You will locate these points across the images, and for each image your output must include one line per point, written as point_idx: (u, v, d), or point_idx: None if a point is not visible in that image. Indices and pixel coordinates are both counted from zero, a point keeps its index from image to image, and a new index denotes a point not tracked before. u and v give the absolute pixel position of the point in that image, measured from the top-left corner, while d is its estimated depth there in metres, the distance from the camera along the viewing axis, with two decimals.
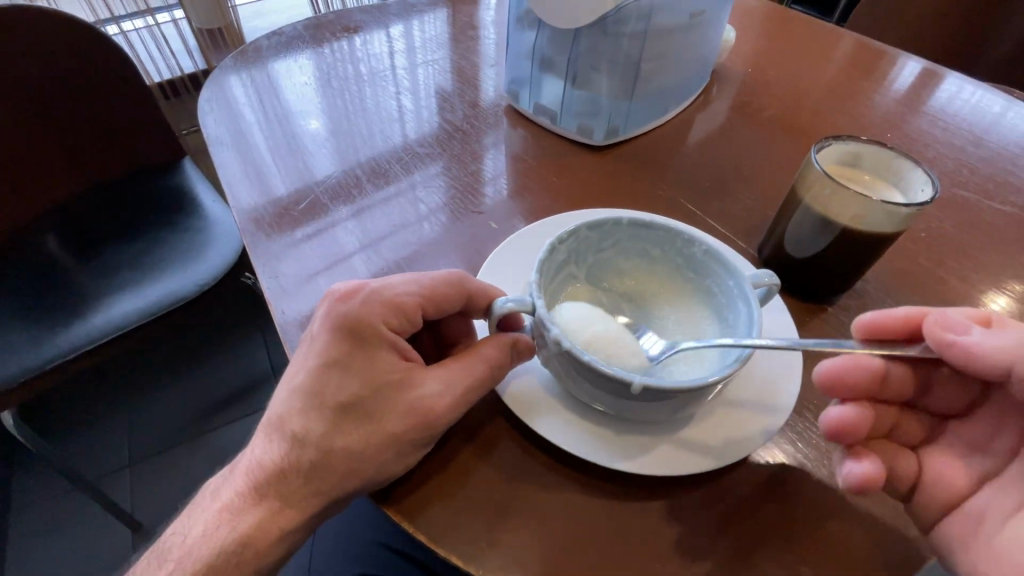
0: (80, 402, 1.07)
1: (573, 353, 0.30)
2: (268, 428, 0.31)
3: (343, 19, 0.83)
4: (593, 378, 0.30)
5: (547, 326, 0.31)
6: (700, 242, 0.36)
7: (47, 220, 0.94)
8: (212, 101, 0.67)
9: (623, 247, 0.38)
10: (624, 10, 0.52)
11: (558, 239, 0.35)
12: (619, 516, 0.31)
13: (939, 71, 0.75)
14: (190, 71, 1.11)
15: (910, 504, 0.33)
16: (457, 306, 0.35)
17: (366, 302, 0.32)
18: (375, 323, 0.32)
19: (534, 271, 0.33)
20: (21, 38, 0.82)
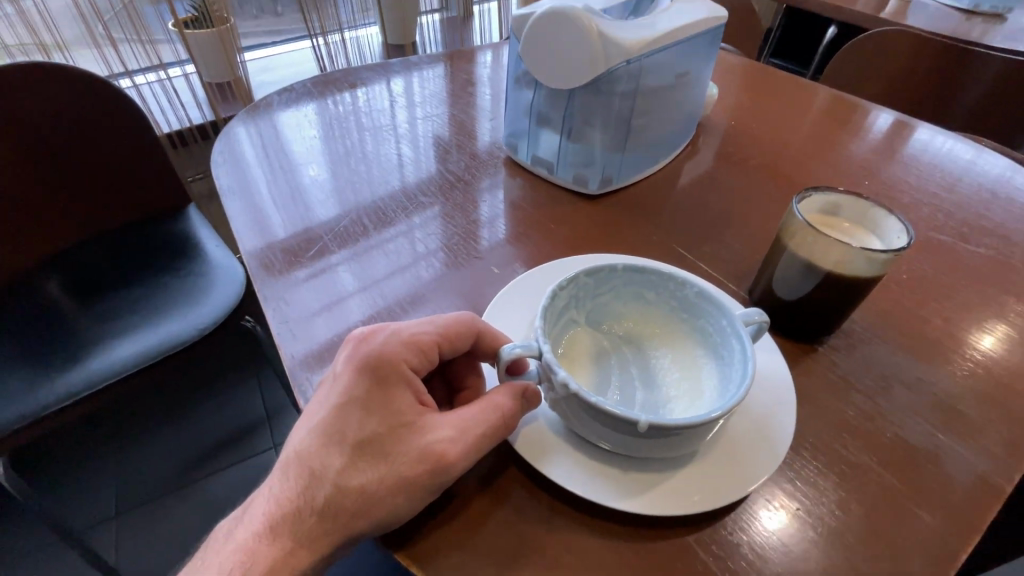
0: (69, 450, 1.05)
1: (581, 394, 0.31)
2: (281, 474, 0.31)
3: (349, 76, 0.88)
4: (600, 418, 0.31)
5: (554, 369, 0.32)
6: (691, 285, 0.38)
7: (53, 266, 0.95)
8: (222, 152, 0.70)
9: (619, 293, 0.40)
10: (613, 73, 0.55)
11: (559, 286, 0.37)
12: (628, 558, 0.32)
13: (909, 124, 0.81)
14: (198, 122, 1.14)
15: (913, 543, 0.33)
16: (468, 347, 0.36)
17: (387, 341, 0.34)
18: (393, 361, 0.33)
19: (538, 319, 0.34)
20: (44, 94, 0.87)
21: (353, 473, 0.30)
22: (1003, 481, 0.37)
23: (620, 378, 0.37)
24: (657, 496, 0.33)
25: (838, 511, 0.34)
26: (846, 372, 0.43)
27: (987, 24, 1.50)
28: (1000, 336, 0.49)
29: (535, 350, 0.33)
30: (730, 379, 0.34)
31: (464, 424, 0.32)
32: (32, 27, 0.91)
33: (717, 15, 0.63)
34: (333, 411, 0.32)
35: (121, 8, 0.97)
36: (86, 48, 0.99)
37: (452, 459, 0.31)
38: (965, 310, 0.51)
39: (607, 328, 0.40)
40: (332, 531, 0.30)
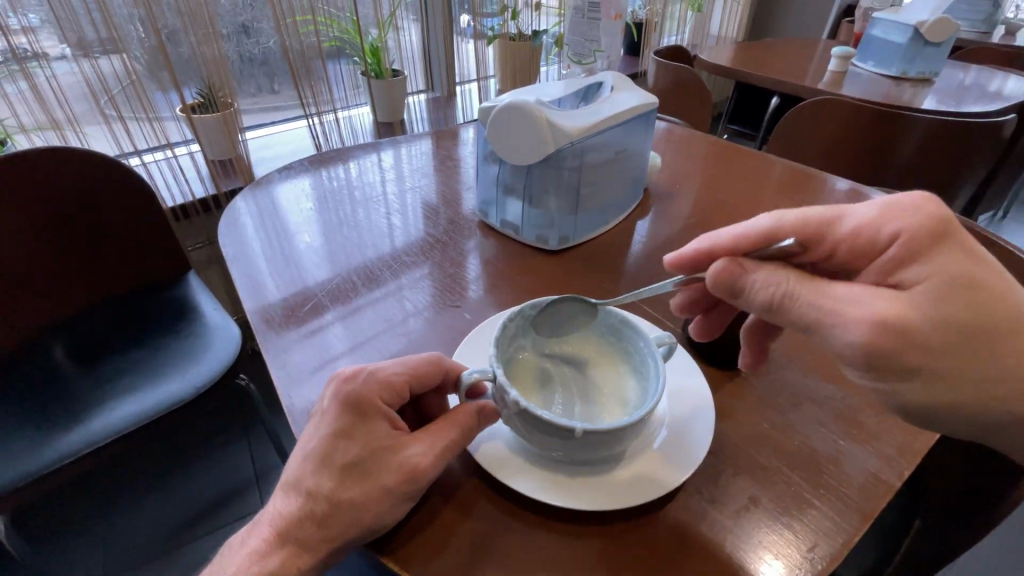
0: (57, 513, 1.06)
1: (527, 408, 0.38)
2: (289, 493, 0.38)
3: (343, 154, 1.00)
4: (543, 428, 0.38)
5: (506, 390, 0.39)
6: (620, 315, 0.47)
7: (60, 331, 1.02)
8: (228, 222, 0.80)
9: (560, 322, 0.48)
10: (561, 153, 0.67)
11: (508, 318, 0.45)
12: (574, 550, 0.38)
13: (864, 191, 0.91)
14: (201, 196, 1.23)
15: (815, 529, 0.40)
16: (436, 382, 0.44)
17: (365, 380, 0.41)
18: (370, 398, 0.40)
19: (491, 349, 0.42)
20: (67, 175, 0.97)
21: (345, 479, 0.37)
22: (893, 478, 0.44)
23: (563, 394, 0.45)
24: (595, 496, 0.40)
25: (750, 504, 0.41)
26: (763, 393, 0.51)
27: (915, 90, 1.70)
28: None
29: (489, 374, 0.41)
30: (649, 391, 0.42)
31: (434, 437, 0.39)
32: (45, 103, 1.03)
33: (648, 101, 0.76)
34: (328, 431, 0.39)
35: (128, 84, 1.08)
36: (94, 125, 1.10)
37: (425, 468, 0.38)
38: None
39: (552, 352, 0.48)
40: (329, 525, 0.37)
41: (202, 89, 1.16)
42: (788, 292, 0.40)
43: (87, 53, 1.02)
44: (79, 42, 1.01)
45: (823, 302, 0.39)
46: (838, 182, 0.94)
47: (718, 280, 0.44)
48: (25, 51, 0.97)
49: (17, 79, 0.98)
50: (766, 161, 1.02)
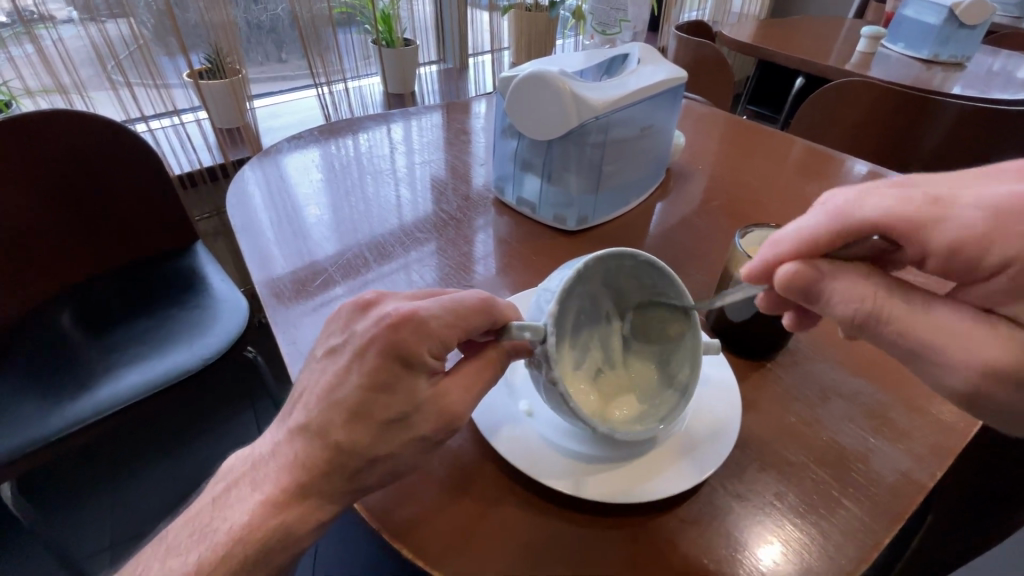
0: (66, 479, 1.07)
1: (562, 393, 0.38)
2: (304, 458, 0.37)
3: (353, 125, 0.97)
4: (564, 411, 0.39)
5: (551, 365, 0.38)
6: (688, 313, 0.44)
7: (66, 298, 1.01)
8: (238, 191, 0.78)
9: (630, 274, 0.46)
10: (585, 127, 0.63)
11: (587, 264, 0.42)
12: (588, 540, 0.37)
13: (884, 174, 0.88)
14: (208, 165, 1.21)
15: (845, 529, 0.38)
16: (484, 329, 0.40)
17: (411, 335, 0.37)
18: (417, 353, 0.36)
19: (551, 305, 0.39)
20: (72, 138, 0.94)
21: (363, 433, 0.36)
22: (924, 477, 0.42)
23: (586, 352, 0.47)
24: (608, 475, 0.39)
25: (776, 501, 0.39)
26: (790, 385, 0.49)
27: (946, 74, 1.63)
28: None
29: (541, 332, 0.38)
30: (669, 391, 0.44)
31: (450, 421, 0.37)
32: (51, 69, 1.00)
33: (676, 76, 0.72)
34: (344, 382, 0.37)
35: (135, 49, 1.04)
36: (101, 91, 1.07)
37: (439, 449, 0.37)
38: None
39: (597, 303, 0.48)
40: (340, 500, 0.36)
41: (210, 54, 1.12)
42: (872, 308, 0.35)
43: (93, 17, 0.98)
44: (86, 6, 0.97)
45: (922, 330, 0.34)
46: (857, 165, 0.90)
47: (788, 284, 0.37)
48: (31, 13, 0.93)
49: (23, 43, 0.95)
50: (784, 141, 0.97)
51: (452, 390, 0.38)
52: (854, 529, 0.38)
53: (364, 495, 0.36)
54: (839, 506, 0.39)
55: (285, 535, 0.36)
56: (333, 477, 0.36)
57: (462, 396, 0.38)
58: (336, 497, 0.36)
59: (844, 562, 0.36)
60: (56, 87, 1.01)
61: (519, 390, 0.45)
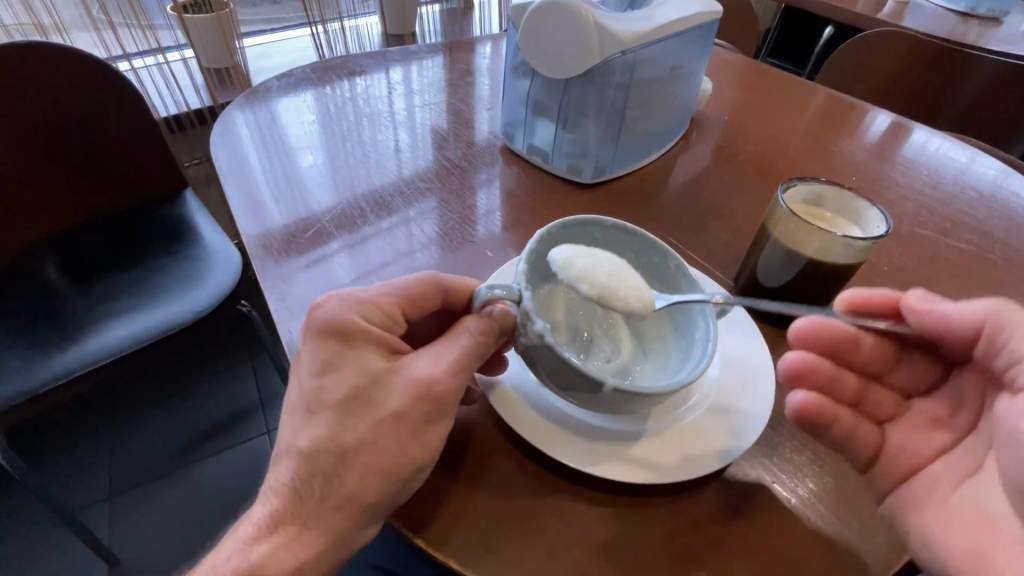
0: (63, 430, 1.05)
1: (557, 351, 0.34)
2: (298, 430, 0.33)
3: (349, 64, 0.89)
4: (569, 377, 0.34)
5: (531, 319, 0.35)
6: (672, 260, 0.44)
7: (50, 246, 0.96)
8: (224, 133, 0.71)
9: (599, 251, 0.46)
10: (609, 64, 0.56)
11: (552, 227, 0.42)
12: (605, 521, 0.34)
13: (907, 126, 0.81)
14: (196, 106, 1.11)
15: (888, 517, 0.35)
16: (436, 304, 0.40)
17: (335, 306, 0.37)
18: (349, 323, 0.36)
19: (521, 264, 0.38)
20: (41, 72, 0.86)
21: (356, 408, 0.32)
22: None
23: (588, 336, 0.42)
24: (629, 449, 0.36)
25: (809, 483, 0.36)
26: None
27: (981, 29, 1.50)
28: None
29: (514, 293, 0.36)
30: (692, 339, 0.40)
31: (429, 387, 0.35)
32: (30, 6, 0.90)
33: (712, 9, 0.64)
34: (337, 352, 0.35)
35: None
36: (83, 31, 0.98)
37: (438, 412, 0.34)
38: None
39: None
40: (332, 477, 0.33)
41: None
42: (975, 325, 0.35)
43: None
44: None
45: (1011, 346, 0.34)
46: (879, 117, 0.83)
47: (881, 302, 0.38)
48: None
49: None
50: (806, 89, 0.89)
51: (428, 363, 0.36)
52: (894, 516, 0.35)
53: (360, 471, 0.33)
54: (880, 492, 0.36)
55: (277, 521, 0.32)
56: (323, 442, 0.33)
57: (425, 362, 0.36)
58: (331, 473, 0.32)
59: (884, 551, 0.33)
60: (33, 24, 0.92)
61: None
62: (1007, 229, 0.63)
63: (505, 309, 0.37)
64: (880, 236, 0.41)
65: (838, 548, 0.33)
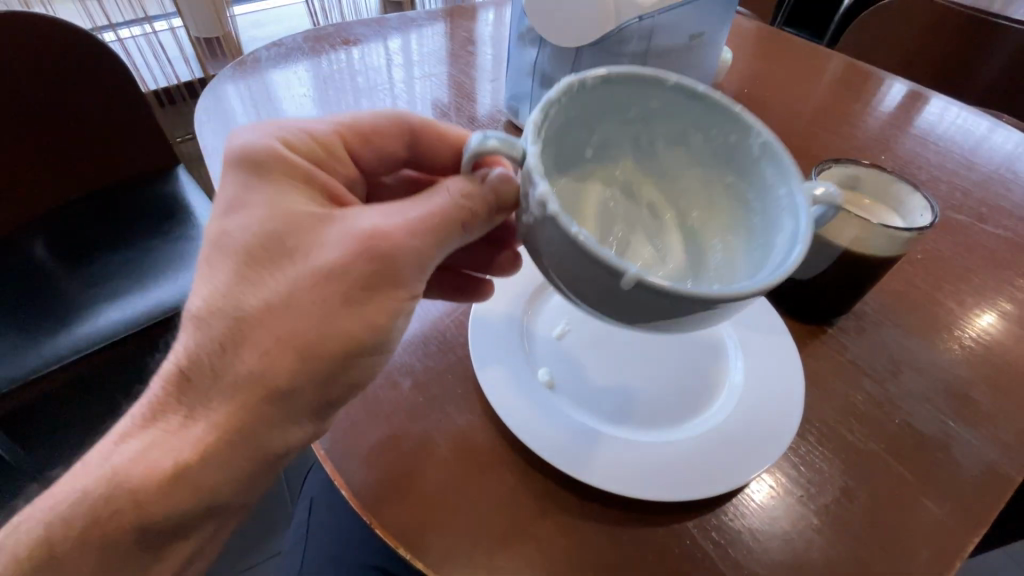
0: None
1: (560, 224, 0.25)
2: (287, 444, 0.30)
3: (342, 32, 0.83)
4: (574, 265, 0.26)
5: (534, 181, 0.26)
6: (759, 134, 0.32)
7: (34, 227, 0.84)
8: (212, 107, 0.67)
9: (649, 117, 0.35)
10: (624, 31, 0.52)
11: (581, 77, 0.32)
12: (618, 539, 0.31)
13: (925, 95, 0.75)
14: (186, 79, 1.01)
15: (925, 533, 0.32)
16: (402, 144, 0.37)
17: (257, 139, 0.31)
18: (266, 153, 0.31)
19: (532, 114, 0.29)
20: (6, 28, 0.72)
21: None
22: (1010, 472, 0.36)
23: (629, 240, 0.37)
24: (647, 464, 0.33)
25: (837, 494, 0.33)
26: (857, 357, 0.41)
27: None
28: (1005, 314, 0.47)
29: (513, 145, 0.27)
30: (778, 236, 0.31)
31: (372, 241, 0.29)
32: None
33: None
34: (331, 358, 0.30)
35: None
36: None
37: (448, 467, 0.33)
38: (988, 299, 0.48)
39: (614, 172, 0.38)
40: None
41: None
42: None
43: None
44: None
45: None
46: (894, 85, 0.77)
47: None
48: None
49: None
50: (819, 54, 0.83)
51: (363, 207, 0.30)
52: (928, 531, 0.32)
53: None
54: (918, 508, 0.33)
55: None
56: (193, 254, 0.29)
57: (372, 214, 0.30)
58: None
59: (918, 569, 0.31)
60: None
61: (535, 355, 0.38)
62: None
63: (496, 174, 0.29)
64: (925, 226, 0.37)
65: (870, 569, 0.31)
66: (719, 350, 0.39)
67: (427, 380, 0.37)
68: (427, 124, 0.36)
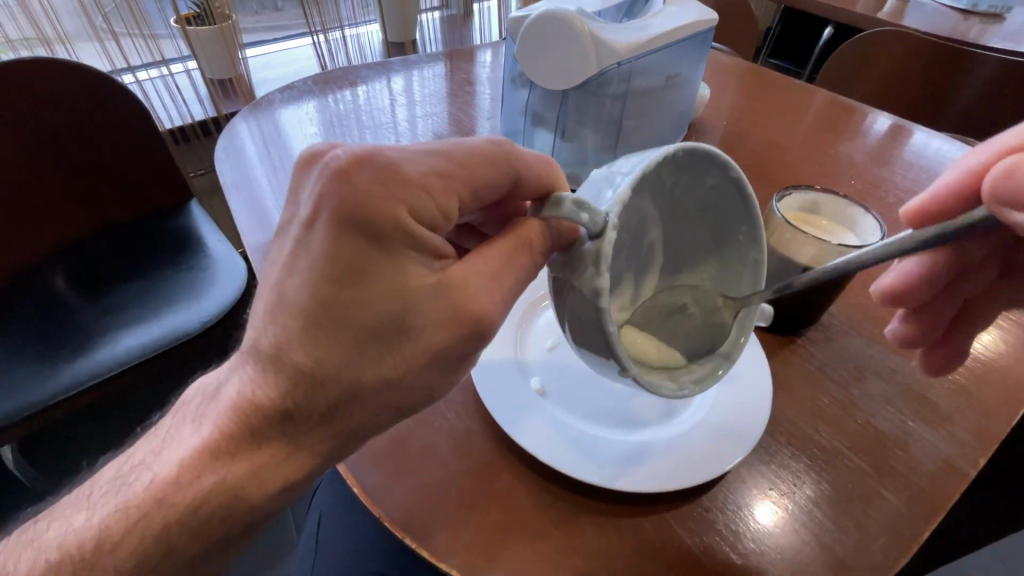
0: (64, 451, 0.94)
1: (605, 316, 0.30)
2: None
3: (350, 75, 0.90)
4: (594, 336, 0.31)
5: (601, 267, 0.29)
6: (759, 253, 0.39)
7: (55, 261, 0.88)
8: (230, 144, 0.72)
9: (701, 183, 0.37)
10: (605, 75, 0.57)
11: (677, 150, 0.32)
12: (605, 528, 0.34)
13: (908, 128, 0.81)
14: (200, 118, 1.05)
15: (887, 521, 0.35)
16: (503, 186, 0.35)
17: (364, 187, 0.28)
18: (377, 211, 0.28)
19: (628, 191, 0.30)
20: (42, 77, 0.79)
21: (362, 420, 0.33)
22: (967, 466, 0.39)
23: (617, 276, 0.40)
24: (632, 461, 0.36)
25: (806, 489, 0.37)
26: (824, 364, 0.45)
27: (983, 27, 1.38)
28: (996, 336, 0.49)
29: (598, 220, 0.29)
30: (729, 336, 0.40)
31: (479, 320, 0.31)
32: (33, 19, 0.84)
33: (706, 18, 0.64)
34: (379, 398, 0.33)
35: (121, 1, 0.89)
36: (88, 41, 0.92)
37: (451, 468, 0.36)
38: None
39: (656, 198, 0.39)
40: None
41: None
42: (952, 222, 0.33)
43: None
44: None
45: None
46: (879, 119, 0.83)
47: None
48: None
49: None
50: (792, 90, 0.89)
51: (475, 275, 0.31)
52: (889, 520, 0.36)
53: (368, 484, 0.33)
54: (880, 500, 0.36)
55: None
56: (290, 315, 0.29)
57: (483, 288, 0.31)
58: None
59: (881, 555, 0.34)
60: (39, 39, 0.86)
61: (529, 367, 0.42)
62: None
63: (570, 225, 0.32)
64: (875, 243, 0.42)
65: (836, 554, 0.34)
66: None
67: None
68: (533, 170, 0.34)
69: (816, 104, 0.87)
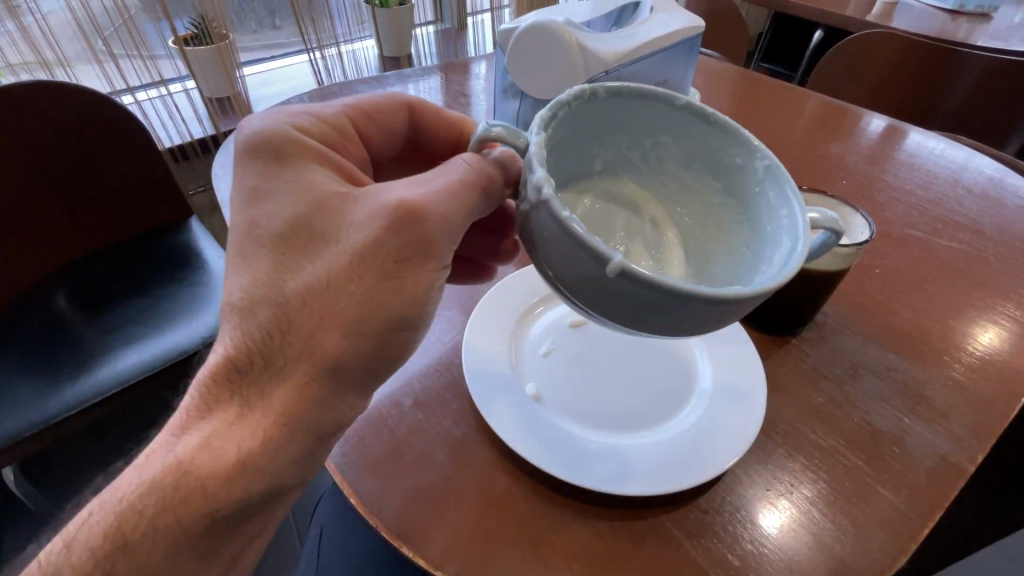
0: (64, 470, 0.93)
1: (554, 207, 0.28)
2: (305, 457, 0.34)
3: (346, 90, 0.91)
4: (567, 247, 0.28)
5: (531, 169, 0.30)
6: (763, 158, 0.35)
7: (57, 280, 0.88)
8: (225, 162, 0.73)
9: (660, 140, 0.39)
10: (594, 83, 0.58)
11: (595, 86, 0.35)
12: (605, 532, 0.34)
13: (903, 129, 0.81)
14: (200, 137, 1.07)
15: (889, 522, 0.35)
16: (401, 120, 0.44)
17: (271, 121, 0.36)
18: (285, 136, 0.35)
19: (542, 110, 0.33)
20: (42, 98, 0.79)
21: None
22: (965, 462, 0.39)
23: (629, 244, 0.39)
24: (629, 464, 0.36)
25: (804, 489, 0.37)
26: (818, 363, 0.45)
27: (972, 26, 1.39)
28: (992, 331, 0.49)
29: (518, 136, 0.32)
30: (774, 254, 0.33)
31: (402, 211, 0.32)
32: (34, 43, 0.86)
33: (693, 25, 0.65)
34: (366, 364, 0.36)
35: (121, 23, 0.90)
36: (87, 64, 0.93)
37: (449, 476, 0.37)
38: (944, 306, 0.52)
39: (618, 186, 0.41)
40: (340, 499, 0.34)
41: (194, 19, 0.96)
42: None
43: None
44: None
45: None
46: (874, 121, 0.83)
47: None
48: None
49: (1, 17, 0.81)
50: (783, 94, 0.90)
51: (400, 187, 0.34)
52: (891, 521, 0.35)
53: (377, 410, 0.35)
54: (881, 500, 0.36)
55: None
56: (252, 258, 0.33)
57: (400, 188, 0.33)
58: None
59: (881, 553, 0.34)
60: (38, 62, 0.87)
61: (525, 372, 0.42)
62: (998, 226, 0.64)
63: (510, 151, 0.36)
64: (865, 242, 0.42)
65: (839, 555, 0.34)
66: (690, 361, 0.44)
67: (427, 399, 0.41)
68: (420, 99, 0.45)
69: (807, 106, 0.88)
